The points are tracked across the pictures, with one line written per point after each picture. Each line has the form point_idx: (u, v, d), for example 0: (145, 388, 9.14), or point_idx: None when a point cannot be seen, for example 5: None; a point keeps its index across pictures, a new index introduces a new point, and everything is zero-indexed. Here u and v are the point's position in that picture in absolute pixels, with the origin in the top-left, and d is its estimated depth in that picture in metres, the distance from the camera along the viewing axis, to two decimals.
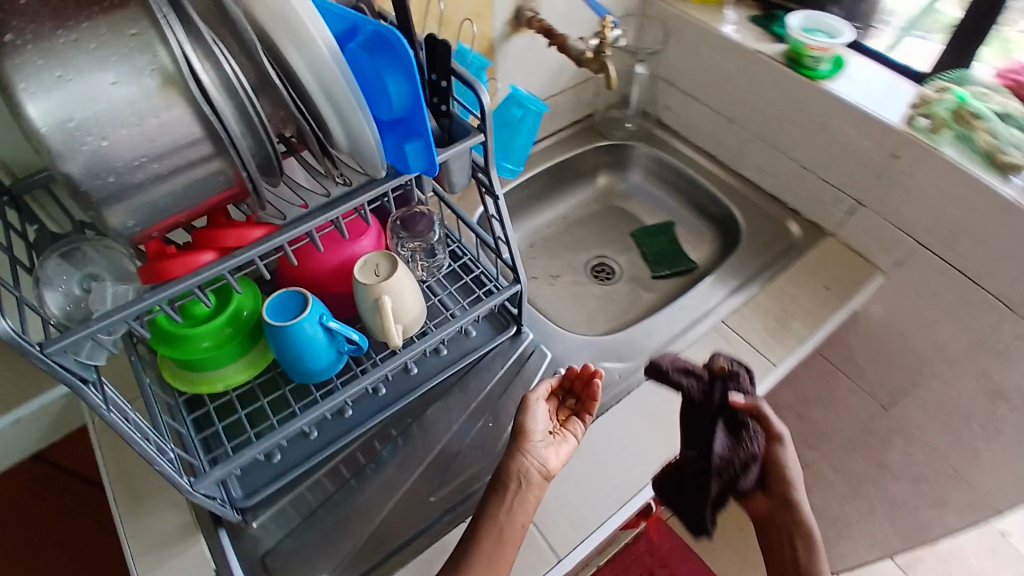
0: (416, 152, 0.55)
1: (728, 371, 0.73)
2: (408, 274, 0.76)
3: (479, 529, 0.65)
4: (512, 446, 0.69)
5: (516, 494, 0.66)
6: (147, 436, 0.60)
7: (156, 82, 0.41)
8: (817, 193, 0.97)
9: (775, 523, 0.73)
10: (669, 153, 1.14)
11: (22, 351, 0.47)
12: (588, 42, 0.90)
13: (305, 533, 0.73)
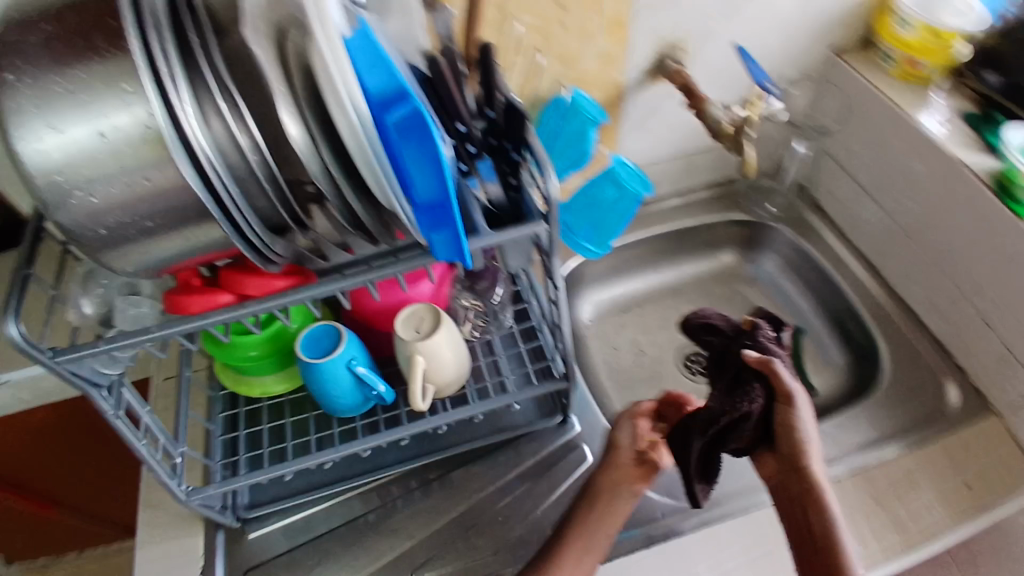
0: (446, 241, 0.50)
1: (750, 324, 0.64)
2: (453, 335, 0.71)
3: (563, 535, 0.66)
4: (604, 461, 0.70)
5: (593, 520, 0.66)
6: (158, 438, 0.63)
7: (142, 143, 0.40)
8: (994, 359, 0.78)
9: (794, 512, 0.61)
10: (818, 248, 0.96)
11: (33, 358, 0.49)
12: (733, 112, 0.76)
13: (298, 561, 0.72)
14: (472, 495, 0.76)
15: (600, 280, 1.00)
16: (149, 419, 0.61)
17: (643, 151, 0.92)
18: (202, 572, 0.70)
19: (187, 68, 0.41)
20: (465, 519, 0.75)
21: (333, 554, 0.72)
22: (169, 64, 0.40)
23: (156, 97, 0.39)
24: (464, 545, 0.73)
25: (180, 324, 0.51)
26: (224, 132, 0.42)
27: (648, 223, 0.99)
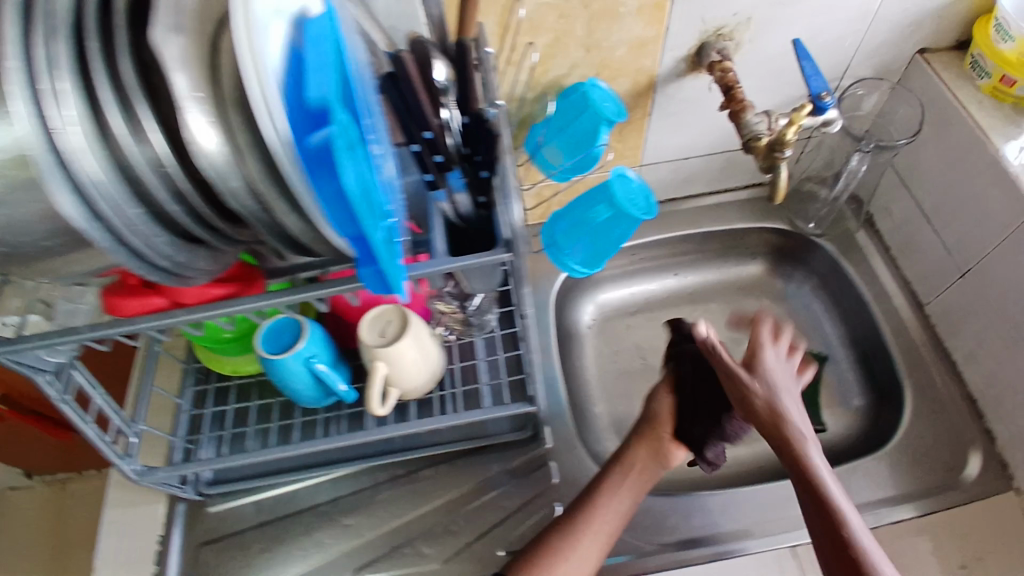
0: (375, 276, 0.43)
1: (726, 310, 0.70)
2: (419, 342, 0.66)
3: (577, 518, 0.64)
4: (628, 442, 0.70)
5: (617, 501, 0.65)
6: (112, 420, 0.62)
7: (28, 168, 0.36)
8: None
9: (809, 504, 0.59)
10: (862, 273, 0.84)
11: None
12: (774, 122, 0.64)
13: (249, 542, 0.72)
14: (429, 501, 0.74)
15: (610, 279, 0.92)
16: (100, 400, 0.61)
17: (674, 145, 0.80)
18: (159, 539, 0.71)
19: (83, 78, 0.37)
20: (417, 525, 0.73)
21: (286, 538, 0.72)
22: (49, 77, 0.35)
23: (26, 114, 0.34)
24: (412, 551, 0.71)
25: (107, 327, 0.49)
26: (125, 151, 0.38)
27: (671, 224, 0.89)
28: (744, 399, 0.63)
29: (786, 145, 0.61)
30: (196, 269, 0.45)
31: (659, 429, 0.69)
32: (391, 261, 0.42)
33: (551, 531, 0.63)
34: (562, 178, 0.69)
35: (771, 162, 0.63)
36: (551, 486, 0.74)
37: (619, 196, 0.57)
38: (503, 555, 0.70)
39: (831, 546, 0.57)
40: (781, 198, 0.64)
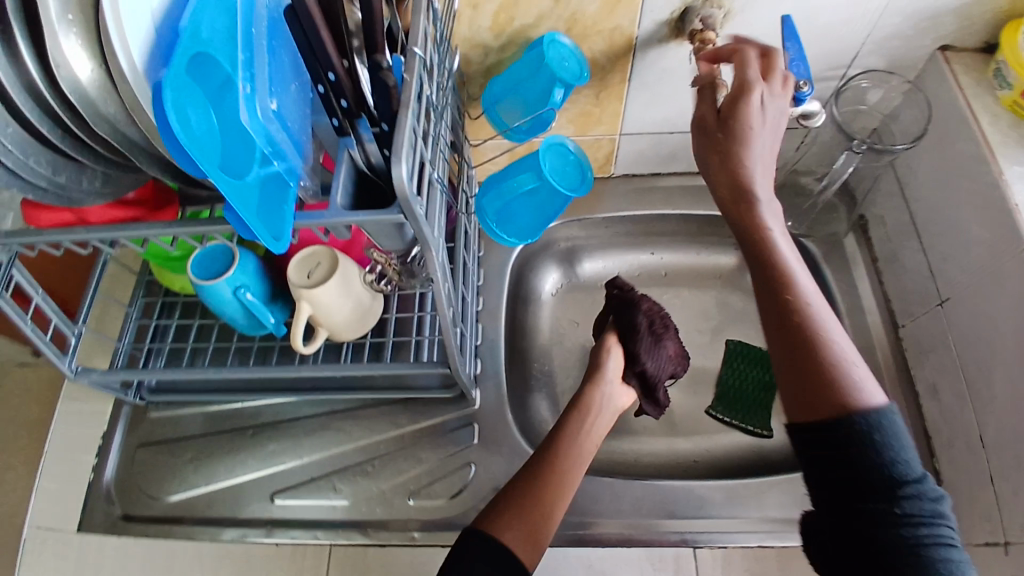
0: (237, 222, 0.43)
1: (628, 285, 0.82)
2: (345, 286, 0.65)
3: (546, 453, 0.65)
4: (583, 388, 0.73)
5: (577, 444, 0.66)
6: (52, 318, 0.66)
7: None
8: (972, 484, 0.63)
9: (772, 299, 0.53)
10: (842, 281, 0.78)
11: None
12: None
13: (179, 450, 0.77)
14: (349, 441, 0.76)
15: (579, 248, 0.89)
16: (39, 300, 0.63)
17: (657, 116, 0.76)
18: (102, 438, 0.77)
19: None
20: (334, 462, 0.75)
21: (212, 452, 0.76)
22: None
23: None
24: (326, 486, 0.74)
25: (15, 235, 0.50)
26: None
27: (649, 201, 0.86)
28: (725, 120, 0.53)
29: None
30: (85, 188, 0.49)
31: (607, 372, 0.74)
32: (246, 207, 0.42)
33: (524, 475, 0.63)
34: (512, 139, 0.65)
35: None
36: (468, 446, 0.75)
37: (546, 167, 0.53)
38: (410, 505, 0.72)
39: (788, 352, 0.51)
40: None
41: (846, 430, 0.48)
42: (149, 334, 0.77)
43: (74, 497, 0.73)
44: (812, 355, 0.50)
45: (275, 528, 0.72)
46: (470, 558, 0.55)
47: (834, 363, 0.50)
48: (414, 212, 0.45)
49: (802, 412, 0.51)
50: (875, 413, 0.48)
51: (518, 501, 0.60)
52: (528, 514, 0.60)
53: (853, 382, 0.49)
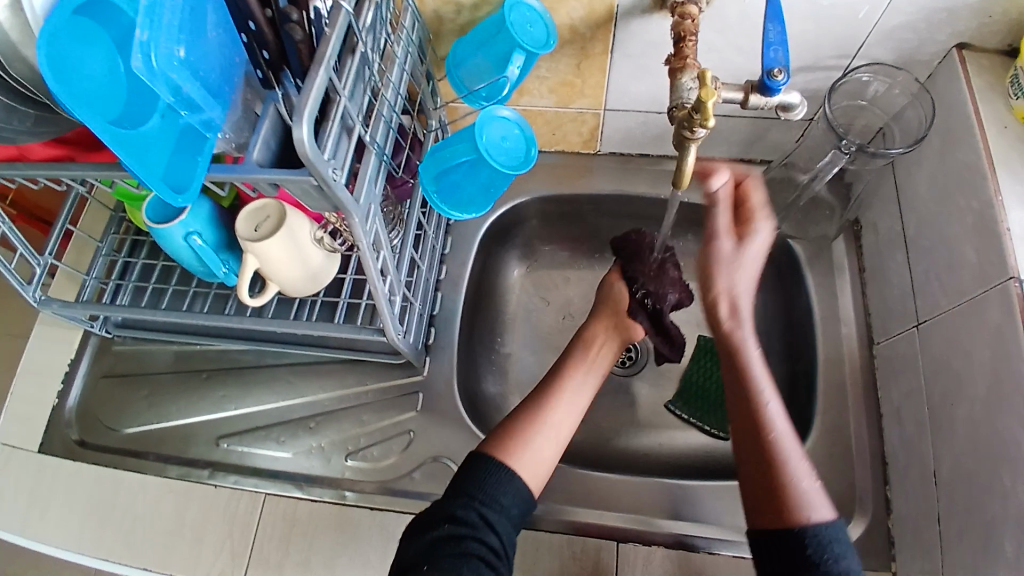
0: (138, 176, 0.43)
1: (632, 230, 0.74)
2: (294, 245, 0.64)
3: (546, 388, 0.66)
4: (588, 321, 0.72)
5: (577, 381, 0.67)
6: (18, 248, 0.67)
7: None
8: (918, 518, 0.61)
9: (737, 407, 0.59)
10: (823, 288, 0.74)
11: None
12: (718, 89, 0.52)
13: (137, 386, 0.79)
14: (299, 395, 0.77)
15: (557, 225, 0.86)
16: (4, 230, 0.64)
17: (644, 96, 0.70)
18: (68, 366, 0.80)
19: None
20: (280, 414, 0.76)
21: (168, 390, 0.78)
22: None
23: None
24: (270, 436, 0.75)
25: None
26: None
27: (635, 182, 0.80)
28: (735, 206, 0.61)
29: (695, 126, 0.48)
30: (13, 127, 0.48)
31: (613, 303, 0.72)
32: (143, 163, 0.41)
33: (531, 404, 0.64)
34: (471, 104, 0.60)
35: (679, 141, 0.50)
36: (413, 413, 0.75)
37: (484, 140, 0.50)
38: (349, 464, 0.73)
39: (752, 470, 0.57)
40: (683, 184, 0.52)
41: (796, 545, 0.52)
42: (115, 269, 0.77)
43: (38, 419, 0.77)
44: (774, 474, 0.55)
45: (217, 470, 0.73)
46: (488, 475, 0.58)
47: (791, 483, 0.55)
48: (324, 176, 0.44)
49: (760, 529, 0.55)
50: (823, 531, 0.52)
51: (527, 432, 0.61)
52: (542, 444, 0.61)
53: (806, 501, 0.54)
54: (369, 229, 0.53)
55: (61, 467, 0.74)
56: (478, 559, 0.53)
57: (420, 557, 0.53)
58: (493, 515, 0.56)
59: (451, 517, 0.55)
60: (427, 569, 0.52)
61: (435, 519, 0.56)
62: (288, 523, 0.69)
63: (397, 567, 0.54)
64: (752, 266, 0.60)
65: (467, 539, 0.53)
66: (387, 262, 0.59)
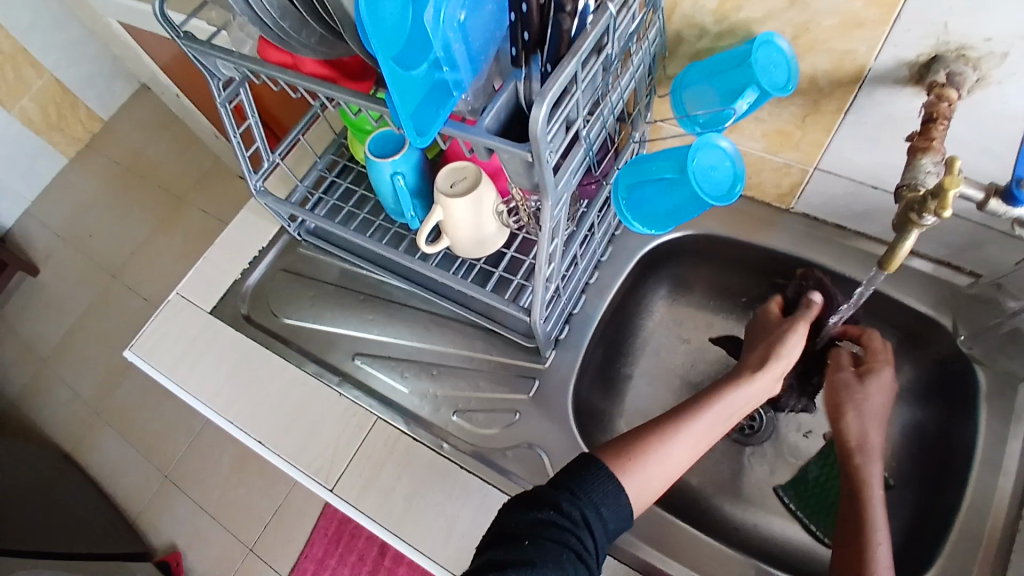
0: (393, 113, 0.48)
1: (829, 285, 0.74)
2: (479, 208, 0.69)
3: (667, 419, 0.66)
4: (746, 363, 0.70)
5: (709, 425, 0.66)
6: (258, 142, 0.79)
7: None
8: None
9: (843, 545, 0.61)
10: (993, 428, 0.68)
11: (172, 36, 0.63)
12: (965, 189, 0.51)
13: (305, 287, 0.89)
14: (430, 341, 0.83)
15: (719, 269, 0.85)
16: (252, 121, 0.76)
17: (861, 171, 0.67)
18: (258, 251, 0.92)
19: None
20: (410, 352, 0.83)
21: (329, 298, 0.88)
22: None
23: None
24: (396, 369, 0.82)
25: (247, 59, 0.60)
26: None
27: (821, 250, 0.77)
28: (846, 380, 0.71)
29: (926, 212, 0.48)
30: (299, 39, 0.57)
31: (785, 349, 0.69)
32: (405, 104, 0.47)
33: (654, 430, 0.64)
34: (684, 126, 0.61)
35: (902, 222, 0.51)
36: (523, 396, 0.78)
37: (694, 164, 0.51)
38: (452, 419, 0.78)
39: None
40: (890, 268, 0.54)
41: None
42: (323, 184, 0.89)
43: (221, 285, 0.90)
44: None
45: (345, 381, 0.82)
46: (597, 482, 0.58)
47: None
48: (540, 156, 0.47)
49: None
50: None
51: (638, 456, 0.62)
52: (649, 475, 0.61)
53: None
54: (555, 216, 0.56)
55: (224, 330, 0.87)
56: (574, 554, 0.53)
57: (522, 531, 0.54)
58: (593, 519, 0.56)
59: (555, 506, 0.55)
60: (529, 544, 0.53)
61: (538, 502, 0.57)
62: (387, 449, 0.76)
63: (500, 533, 0.56)
64: (875, 409, 0.69)
65: (567, 531, 0.54)
66: (556, 250, 0.62)
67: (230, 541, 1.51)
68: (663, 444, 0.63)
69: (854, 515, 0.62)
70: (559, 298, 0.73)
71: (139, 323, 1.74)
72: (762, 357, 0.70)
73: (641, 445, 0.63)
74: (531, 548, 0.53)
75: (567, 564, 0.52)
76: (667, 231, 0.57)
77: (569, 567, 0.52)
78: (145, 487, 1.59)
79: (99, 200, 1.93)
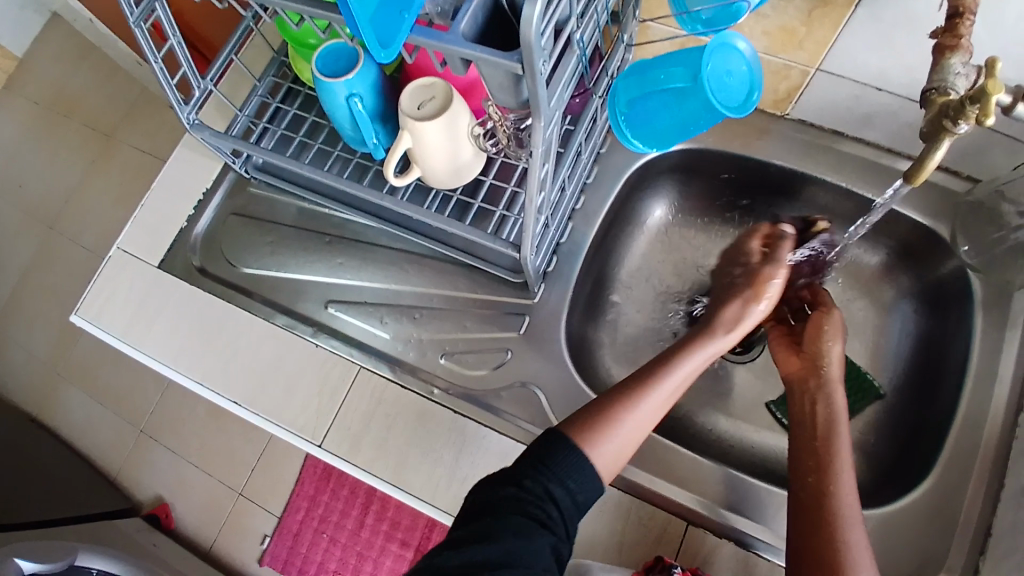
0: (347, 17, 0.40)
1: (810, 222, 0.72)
2: (451, 132, 0.61)
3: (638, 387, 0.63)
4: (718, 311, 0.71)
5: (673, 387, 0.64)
6: (183, 67, 0.68)
7: None
8: None
9: (802, 468, 0.60)
10: (987, 336, 0.68)
11: None
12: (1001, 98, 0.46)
13: (262, 231, 0.81)
14: (408, 283, 0.77)
15: (711, 184, 0.80)
16: (174, 42, 0.65)
17: (869, 72, 0.62)
18: (204, 194, 0.82)
19: None
20: (388, 295, 0.77)
21: (292, 243, 0.80)
22: None
23: None
24: (374, 314, 0.76)
25: None
26: None
27: (817, 160, 0.72)
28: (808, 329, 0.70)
29: (963, 119, 0.44)
30: None
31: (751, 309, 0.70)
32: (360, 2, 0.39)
33: (617, 394, 0.62)
34: (684, 25, 0.53)
35: (934, 131, 0.47)
36: (513, 334, 0.74)
37: (709, 68, 0.45)
38: (440, 363, 0.73)
39: (799, 524, 0.57)
40: (918, 180, 0.49)
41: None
42: (268, 113, 0.78)
43: (166, 235, 0.81)
44: (825, 534, 0.55)
45: (321, 331, 0.75)
46: (561, 454, 0.56)
47: (841, 543, 0.54)
48: (533, 68, 0.40)
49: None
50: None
51: (589, 434, 0.58)
52: (601, 450, 0.58)
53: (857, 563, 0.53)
54: (547, 139, 0.49)
55: (177, 285, 0.78)
56: (541, 525, 0.51)
57: (487, 508, 0.53)
58: (559, 491, 0.54)
59: (518, 480, 0.54)
60: (492, 520, 0.51)
61: (503, 479, 0.55)
62: (374, 400, 0.71)
63: (467, 511, 0.54)
64: (837, 326, 0.69)
65: (526, 500, 0.52)
66: (546, 178, 0.55)
67: (217, 486, 1.47)
68: (614, 413, 0.60)
69: (820, 444, 0.61)
70: (548, 226, 0.68)
71: (84, 273, 1.61)
72: (735, 315, 0.70)
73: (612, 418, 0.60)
74: (493, 523, 0.51)
75: (531, 535, 0.50)
76: (672, 148, 0.52)
77: (532, 540, 0.50)
78: (119, 443, 1.53)
79: (18, 144, 1.74)
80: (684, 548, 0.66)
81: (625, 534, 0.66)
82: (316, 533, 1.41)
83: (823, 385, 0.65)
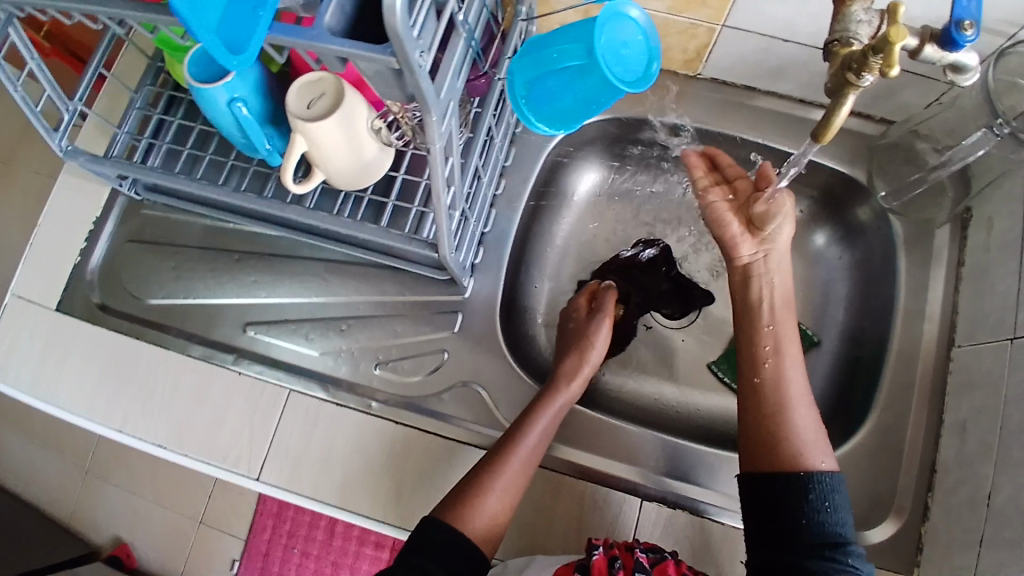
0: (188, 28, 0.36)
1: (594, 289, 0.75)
2: (347, 129, 0.56)
3: (499, 453, 0.60)
4: (569, 359, 0.68)
5: (531, 448, 0.60)
6: (48, 89, 0.60)
7: None
8: (953, 527, 0.57)
9: (759, 354, 0.60)
10: (913, 277, 0.68)
11: None
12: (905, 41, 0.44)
13: (163, 256, 0.75)
14: (331, 293, 0.72)
15: (632, 152, 0.78)
16: (33, 66, 0.57)
17: (775, 27, 0.60)
18: (94, 223, 0.75)
19: None
20: (311, 310, 0.72)
21: (199, 265, 0.74)
22: None
23: None
24: (299, 331, 0.72)
25: None
26: None
27: (731, 119, 0.72)
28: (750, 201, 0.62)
29: (868, 71, 0.43)
30: None
31: (591, 353, 0.68)
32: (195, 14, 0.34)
33: (479, 467, 0.60)
34: None
35: (839, 85, 0.45)
36: (447, 333, 0.71)
37: (603, 41, 0.43)
38: (375, 373, 0.70)
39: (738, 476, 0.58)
40: (826, 139, 0.48)
41: (794, 489, 0.53)
42: (153, 128, 0.72)
43: (59, 273, 0.74)
44: None
45: (242, 357, 0.71)
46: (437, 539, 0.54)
47: None
48: (410, 59, 0.36)
49: (751, 473, 0.56)
50: (825, 479, 0.53)
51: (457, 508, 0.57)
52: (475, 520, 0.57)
53: (809, 447, 0.55)
54: (447, 132, 0.46)
55: (77, 326, 0.72)
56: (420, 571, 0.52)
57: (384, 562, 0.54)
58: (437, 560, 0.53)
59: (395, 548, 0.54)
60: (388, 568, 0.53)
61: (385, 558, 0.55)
62: (309, 422, 0.67)
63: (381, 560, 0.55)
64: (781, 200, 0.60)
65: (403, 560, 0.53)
66: (454, 173, 0.52)
67: (174, 517, 1.41)
68: (484, 482, 0.58)
69: (776, 330, 0.60)
70: (468, 219, 0.64)
71: None
72: (573, 367, 0.67)
73: (474, 485, 0.58)
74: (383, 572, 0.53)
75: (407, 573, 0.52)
76: (577, 128, 0.50)
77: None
78: (63, 488, 1.44)
79: None
80: (644, 524, 0.65)
81: (583, 521, 0.65)
82: (285, 549, 1.37)
83: (769, 264, 0.61)
